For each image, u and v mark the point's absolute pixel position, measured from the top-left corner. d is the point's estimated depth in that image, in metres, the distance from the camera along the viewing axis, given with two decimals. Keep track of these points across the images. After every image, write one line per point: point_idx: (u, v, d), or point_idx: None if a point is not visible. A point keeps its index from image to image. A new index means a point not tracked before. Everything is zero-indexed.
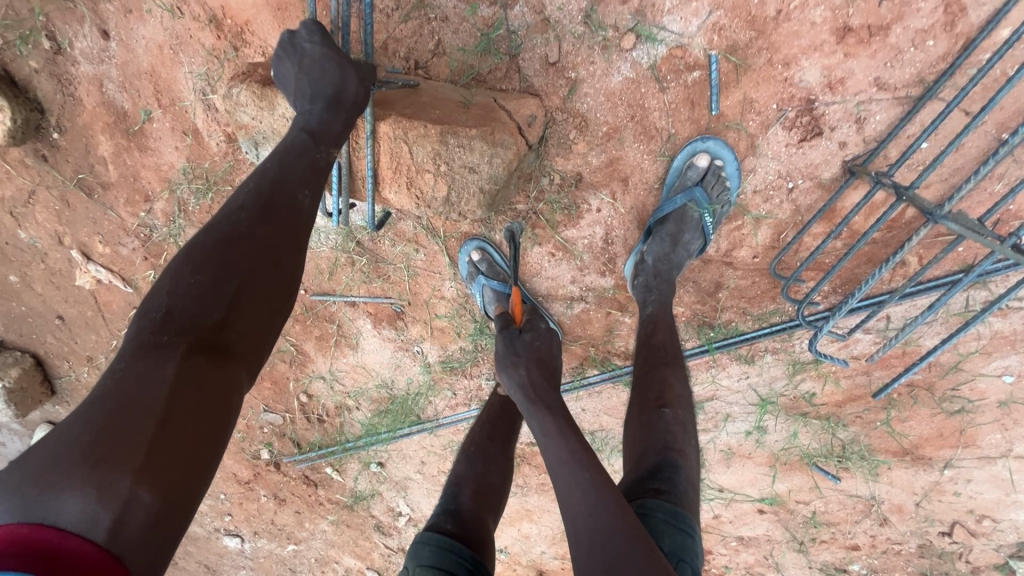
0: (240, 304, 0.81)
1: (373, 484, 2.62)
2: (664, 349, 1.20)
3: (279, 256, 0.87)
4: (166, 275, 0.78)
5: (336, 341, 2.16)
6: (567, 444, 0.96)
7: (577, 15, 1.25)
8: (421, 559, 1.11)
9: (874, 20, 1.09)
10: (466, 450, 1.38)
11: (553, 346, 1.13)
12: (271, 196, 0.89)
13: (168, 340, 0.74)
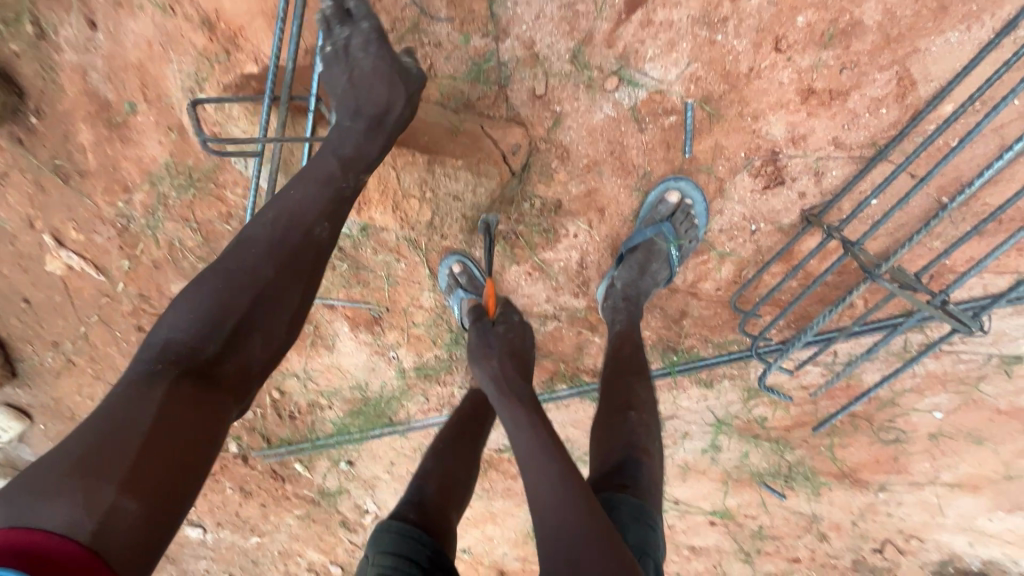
0: (238, 341, 0.88)
1: (341, 481, 2.66)
2: (633, 361, 1.29)
3: (284, 292, 0.93)
4: (170, 312, 0.87)
5: (311, 342, 2.18)
6: (532, 438, 0.96)
7: (565, 54, 1.31)
8: (382, 546, 1.17)
9: (835, 85, 1.18)
10: (435, 446, 1.43)
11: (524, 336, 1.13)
12: (283, 225, 0.95)
13: (165, 368, 0.81)
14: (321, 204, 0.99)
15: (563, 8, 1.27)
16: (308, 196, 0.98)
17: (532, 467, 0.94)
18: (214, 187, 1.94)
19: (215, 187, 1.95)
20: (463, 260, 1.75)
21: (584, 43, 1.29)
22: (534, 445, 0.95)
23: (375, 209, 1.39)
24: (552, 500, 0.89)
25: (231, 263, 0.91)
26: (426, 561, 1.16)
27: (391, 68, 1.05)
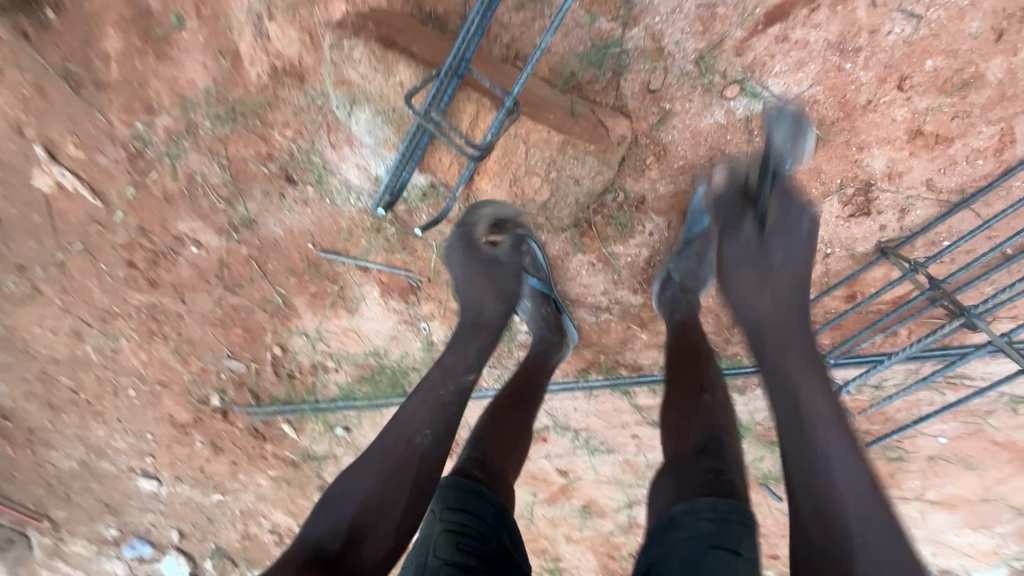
0: (356, 541, 0.97)
1: (331, 446, 2.58)
2: (698, 346, 1.30)
3: (388, 498, 1.02)
4: (311, 517, 1.01)
5: (332, 303, 2.12)
6: (793, 356, 0.97)
7: (691, 54, 1.30)
8: (447, 502, 1.09)
9: (943, 131, 1.25)
10: (491, 409, 1.39)
11: (795, 228, 1.10)
12: (393, 446, 1.07)
13: (291, 558, 0.92)
14: (420, 418, 1.11)
15: (702, 8, 1.26)
16: (409, 419, 1.10)
17: (793, 378, 0.95)
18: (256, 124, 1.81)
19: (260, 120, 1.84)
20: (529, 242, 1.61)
21: (712, 47, 1.29)
22: (796, 361, 0.96)
23: (486, 179, 1.33)
24: (808, 414, 0.90)
25: (358, 471, 1.05)
26: (491, 516, 1.09)
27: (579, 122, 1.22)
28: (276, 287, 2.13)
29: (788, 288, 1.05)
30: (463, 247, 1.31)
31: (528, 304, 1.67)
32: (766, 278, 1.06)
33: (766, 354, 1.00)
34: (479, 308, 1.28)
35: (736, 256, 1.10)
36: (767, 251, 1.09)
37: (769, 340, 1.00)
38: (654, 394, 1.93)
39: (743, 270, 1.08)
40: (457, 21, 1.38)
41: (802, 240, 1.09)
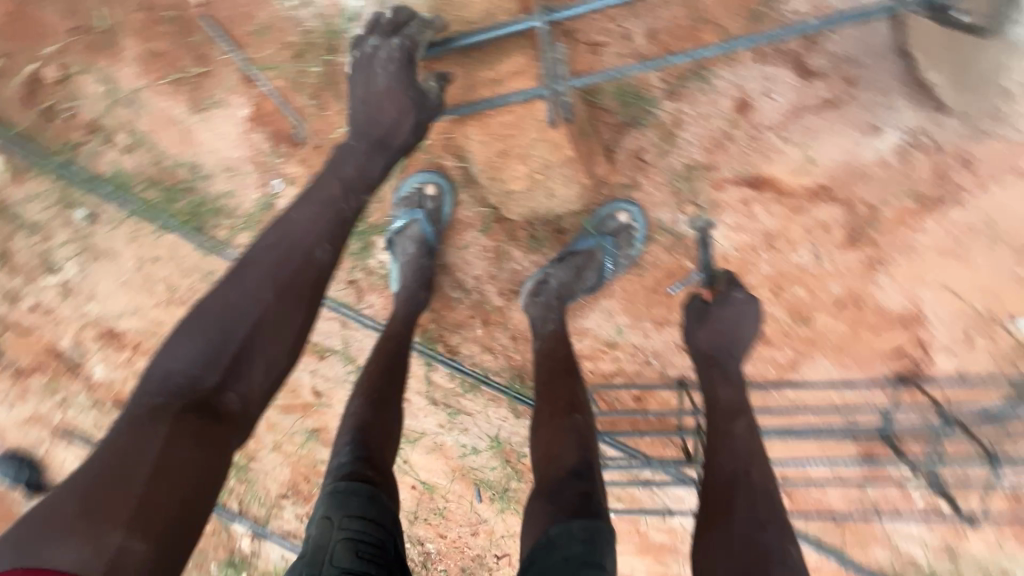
0: (239, 364, 0.94)
1: (47, 220, 1.95)
2: (566, 360, 1.39)
3: (285, 312, 1.01)
4: (174, 347, 0.93)
5: (175, 78, 1.62)
6: (739, 425, 1.17)
7: (685, 160, 1.40)
8: (348, 509, 1.03)
9: (770, 336, 1.59)
10: (370, 395, 1.28)
11: (742, 320, 1.33)
12: (285, 259, 1.04)
13: (166, 401, 0.87)
14: (313, 233, 1.08)
15: (720, 132, 1.36)
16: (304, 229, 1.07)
17: (725, 443, 1.15)
18: None
19: None
20: (441, 187, 1.57)
21: (703, 167, 1.40)
22: (745, 434, 1.16)
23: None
24: (746, 471, 1.09)
25: (231, 290, 0.99)
26: (390, 521, 1.06)
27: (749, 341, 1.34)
28: (108, 10, 1.59)
29: (732, 381, 1.27)
30: (397, 57, 1.21)
31: (410, 249, 1.58)
32: (736, 415, 1.20)
33: (719, 431, 1.18)
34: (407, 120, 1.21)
35: (713, 337, 1.33)
36: (738, 329, 1.33)
37: (719, 415, 1.21)
38: (450, 378, 1.99)
39: (696, 326, 1.36)
40: None
41: (746, 324, 1.34)
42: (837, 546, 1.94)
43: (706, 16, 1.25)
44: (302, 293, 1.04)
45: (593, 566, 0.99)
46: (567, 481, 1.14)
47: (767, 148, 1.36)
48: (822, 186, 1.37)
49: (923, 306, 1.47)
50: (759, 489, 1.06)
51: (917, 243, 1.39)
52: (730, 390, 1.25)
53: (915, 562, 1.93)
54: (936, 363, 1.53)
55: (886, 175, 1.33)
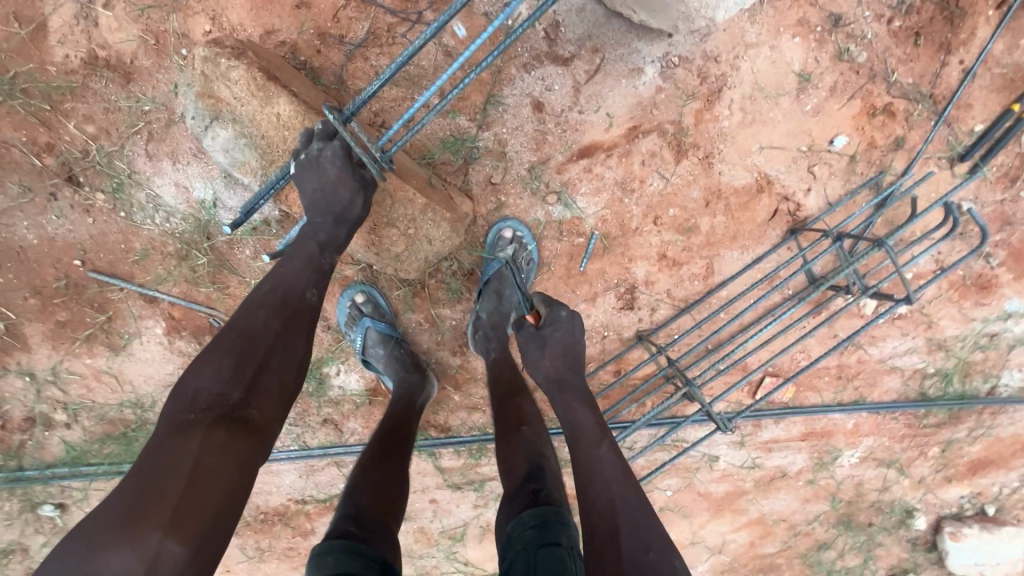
0: (259, 391, 1.02)
1: (20, 534, 1.91)
2: (511, 382, 1.53)
3: (293, 342, 1.09)
4: (198, 370, 0.99)
5: (87, 335, 1.73)
6: (602, 450, 1.20)
7: (525, 164, 1.65)
8: (325, 568, 1.07)
9: (677, 257, 1.80)
10: (362, 463, 1.36)
11: (571, 333, 1.35)
12: (290, 297, 1.12)
13: (196, 418, 0.94)
14: (306, 273, 1.16)
15: (537, 131, 1.63)
16: (296, 271, 1.15)
17: (597, 472, 1.17)
18: (69, 111, 1.53)
19: (71, 110, 1.53)
20: (368, 291, 1.73)
21: (541, 162, 1.66)
22: (609, 457, 1.19)
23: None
24: (618, 498, 1.14)
25: (242, 322, 1.06)
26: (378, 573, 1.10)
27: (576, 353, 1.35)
28: (0, 310, 1.68)
29: (585, 401, 1.29)
30: (341, 154, 1.20)
31: (382, 352, 1.69)
32: (601, 438, 1.22)
33: (589, 460, 1.19)
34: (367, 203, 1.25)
35: (556, 360, 1.33)
36: (573, 341, 1.36)
37: (583, 442, 1.22)
38: (458, 456, 2.03)
39: (538, 356, 1.34)
40: (331, 78, 1.52)
41: (579, 332, 1.36)
42: (858, 399, 2.10)
43: (472, 60, 1.54)
44: (304, 327, 1.12)
45: (548, 546, 1.11)
46: (521, 482, 1.28)
47: (576, 123, 1.63)
48: (632, 127, 1.65)
49: (764, 169, 1.74)
50: (636, 515, 1.11)
51: (725, 128, 1.68)
52: (586, 415, 1.26)
53: (916, 368, 2.08)
54: (806, 204, 1.78)
55: (668, 95, 1.63)
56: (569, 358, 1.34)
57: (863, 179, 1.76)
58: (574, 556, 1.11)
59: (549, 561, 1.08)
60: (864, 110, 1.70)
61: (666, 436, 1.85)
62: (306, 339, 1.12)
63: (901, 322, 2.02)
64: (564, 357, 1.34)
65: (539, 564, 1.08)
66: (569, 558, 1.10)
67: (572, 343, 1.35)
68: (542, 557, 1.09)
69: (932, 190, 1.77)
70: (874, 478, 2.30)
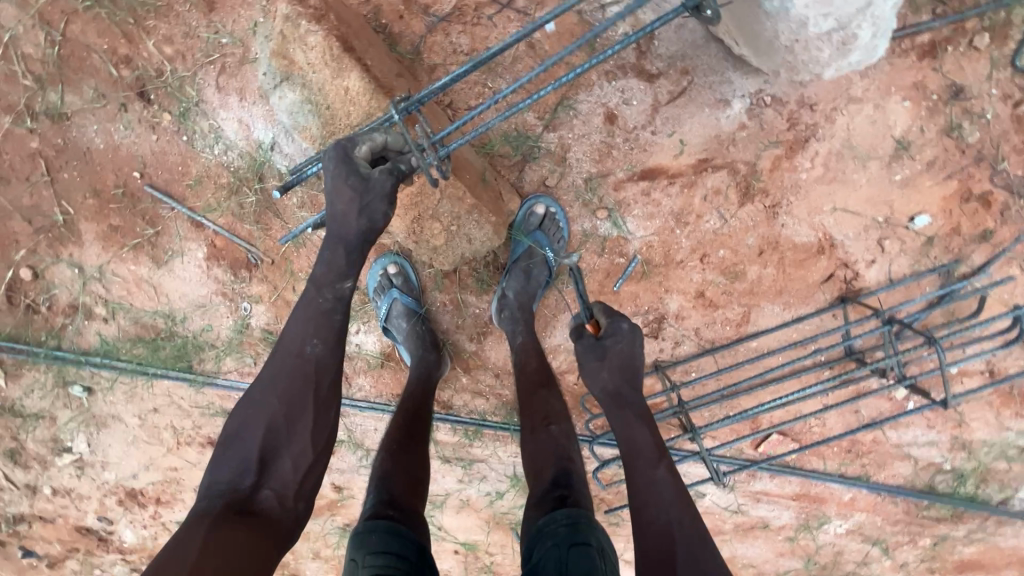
0: (267, 468, 1.04)
1: (51, 405, 2.08)
2: (541, 374, 1.50)
3: (296, 410, 1.06)
4: (214, 465, 1.05)
5: (135, 244, 1.81)
6: (661, 470, 1.14)
7: (583, 173, 1.60)
8: (370, 547, 1.13)
9: (715, 299, 1.73)
10: (387, 449, 1.39)
11: (632, 347, 1.28)
12: (284, 364, 1.08)
13: (210, 510, 0.98)
14: (306, 330, 1.09)
15: (603, 143, 1.57)
16: (294, 332, 1.09)
17: (654, 492, 1.12)
18: (152, 29, 1.56)
19: (153, 29, 1.56)
20: (401, 264, 1.74)
21: (600, 175, 1.60)
22: (667, 478, 1.14)
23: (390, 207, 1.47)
24: (677, 523, 1.08)
25: (244, 407, 1.08)
26: (414, 556, 1.16)
27: (637, 362, 1.28)
28: (61, 203, 1.76)
29: (643, 417, 1.22)
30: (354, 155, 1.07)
31: (404, 325, 1.72)
32: (657, 456, 1.16)
33: (645, 480, 1.14)
34: (368, 219, 1.07)
35: (613, 374, 1.25)
36: (631, 355, 1.27)
37: (640, 460, 1.16)
38: (453, 433, 2.09)
39: (596, 366, 1.26)
40: (408, 47, 1.48)
41: (638, 344, 1.29)
42: (862, 476, 2.04)
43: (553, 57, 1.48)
44: (307, 390, 1.07)
45: (580, 545, 1.11)
46: (548, 486, 1.27)
47: (645, 143, 1.57)
48: (702, 159, 1.57)
49: (830, 231, 1.64)
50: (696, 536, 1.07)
51: (800, 180, 1.58)
52: (643, 431, 1.20)
53: (932, 461, 2.00)
54: (865, 275, 1.68)
55: (748, 134, 1.54)
56: (628, 374, 1.26)
57: (934, 264, 1.64)
58: (603, 554, 1.12)
59: (581, 562, 1.09)
60: (958, 193, 1.57)
61: None
62: (310, 401, 1.07)
63: (930, 413, 1.93)
64: (624, 374, 1.26)
65: (570, 563, 1.09)
66: (599, 556, 1.11)
67: (631, 359, 1.27)
68: (574, 555, 1.10)
69: (1007, 292, 1.64)
70: (854, 552, 2.27)
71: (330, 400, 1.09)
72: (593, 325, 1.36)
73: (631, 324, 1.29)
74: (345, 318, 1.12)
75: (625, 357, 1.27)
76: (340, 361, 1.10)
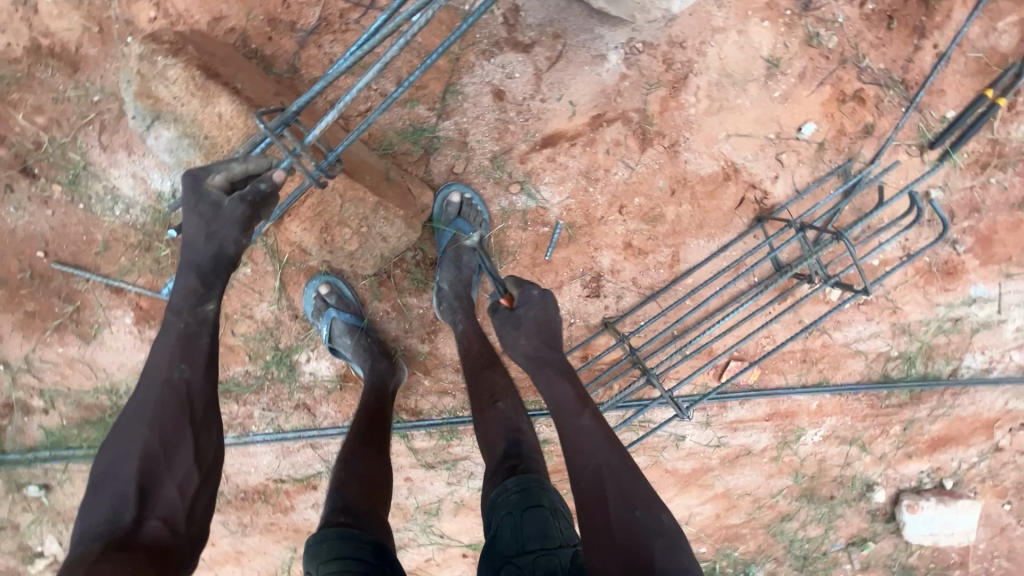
0: (148, 499, 1.03)
1: (10, 512, 1.98)
2: (484, 356, 1.53)
3: (173, 436, 1.07)
4: (88, 508, 1.03)
5: (56, 325, 1.74)
6: (584, 418, 1.18)
7: (488, 153, 1.64)
8: (322, 556, 1.16)
9: (643, 246, 1.78)
10: (343, 457, 1.41)
11: (546, 311, 1.28)
12: (152, 392, 1.09)
13: (88, 550, 0.96)
14: (170, 357, 1.11)
15: (499, 121, 1.62)
16: (157, 360, 1.11)
17: (579, 443, 1.16)
18: (18, 101, 1.51)
19: (19, 100, 1.51)
20: (333, 281, 1.74)
21: (504, 152, 1.64)
22: (591, 425, 1.18)
23: (297, 223, 1.49)
24: (605, 464, 1.13)
25: (115, 443, 1.08)
26: (371, 556, 1.18)
27: (555, 321, 1.29)
28: None
29: (566, 374, 1.25)
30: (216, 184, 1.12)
31: (349, 341, 1.72)
32: (580, 403, 1.21)
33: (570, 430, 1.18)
34: (218, 245, 1.13)
35: (532, 339, 1.27)
36: (547, 317, 1.28)
37: (564, 413, 1.20)
38: (429, 437, 2.09)
39: (515, 336, 1.27)
40: (284, 66, 1.49)
41: (552, 307, 1.29)
42: (822, 381, 2.13)
43: (429, 47, 1.51)
44: (185, 415, 1.09)
45: (533, 508, 1.14)
46: (499, 461, 1.29)
47: (538, 112, 1.62)
48: (595, 116, 1.63)
49: (731, 158, 1.71)
50: (627, 475, 1.12)
51: (691, 116, 1.66)
52: (567, 385, 1.23)
53: (879, 351, 2.11)
54: (773, 191, 1.76)
55: (632, 82, 1.61)
56: (547, 333, 1.28)
57: (831, 167, 1.73)
58: (557, 513, 1.15)
59: (534, 523, 1.12)
60: (834, 97, 1.67)
61: (630, 419, 1.90)
62: (187, 426, 1.09)
63: (867, 307, 2.04)
64: (547, 339, 1.27)
65: (525, 526, 1.12)
66: (552, 515, 1.14)
67: (548, 320, 1.28)
68: (527, 518, 1.13)
69: (901, 178, 1.75)
70: (836, 455, 2.37)
71: (208, 421, 1.12)
72: (507, 298, 1.29)
73: (540, 289, 1.28)
74: (211, 339, 1.15)
75: (543, 319, 1.28)
76: (212, 381, 1.13)
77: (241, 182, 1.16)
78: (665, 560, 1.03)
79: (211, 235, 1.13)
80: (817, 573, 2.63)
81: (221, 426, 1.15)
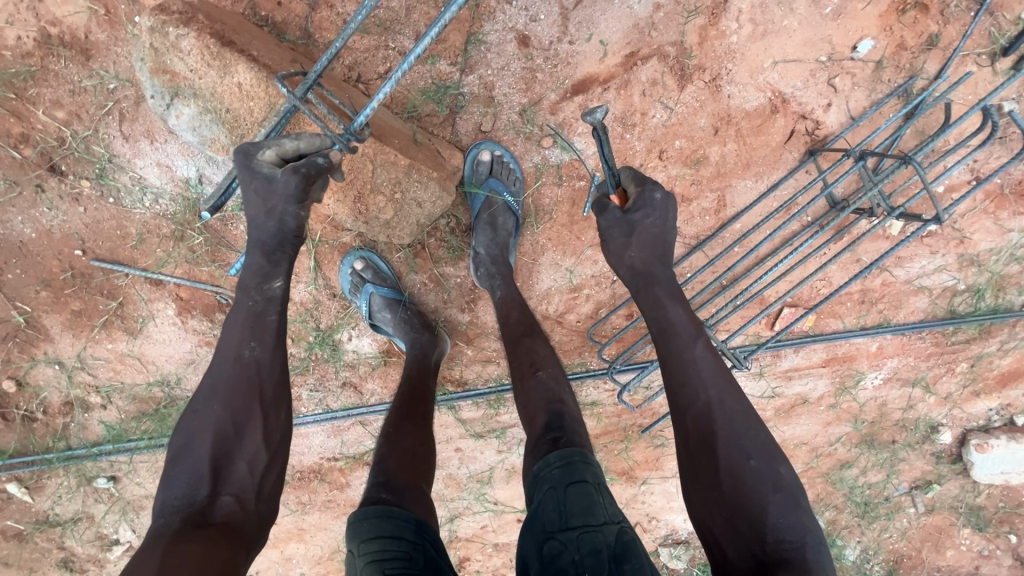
0: (223, 476, 1.00)
1: (83, 505, 2.06)
2: (523, 323, 1.48)
3: (245, 413, 1.05)
4: (164, 484, 1.00)
5: (103, 322, 1.75)
6: (699, 348, 1.03)
7: (516, 107, 1.56)
8: (363, 535, 1.12)
9: (686, 193, 1.68)
10: (384, 431, 1.39)
11: (665, 221, 1.10)
12: (224, 370, 1.07)
13: (168, 526, 0.94)
14: (241, 334, 1.09)
15: (525, 71, 1.53)
16: (228, 337, 1.08)
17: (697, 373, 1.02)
18: (35, 96, 1.48)
19: (37, 96, 1.48)
20: (367, 256, 1.71)
21: (532, 104, 1.56)
22: (706, 355, 1.03)
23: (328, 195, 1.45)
24: (716, 402, 1.01)
25: (188, 420, 1.05)
26: (412, 533, 1.13)
27: (670, 238, 1.11)
28: (17, 304, 1.70)
29: (675, 294, 1.09)
30: (273, 160, 1.10)
31: (389, 315, 1.69)
32: (693, 336, 1.05)
33: (677, 351, 1.04)
34: (278, 220, 1.10)
35: (643, 253, 1.10)
36: (664, 230, 1.11)
37: (676, 340, 1.04)
38: (477, 408, 2.07)
39: (623, 244, 1.10)
40: (298, 32, 1.42)
41: (670, 219, 1.11)
42: (882, 322, 2.02)
43: None
44: (253, 393, 1.07)
45: (576, 484, 1.09)
46: (541, 433, 1.24)
47: (566, 55, 1.52)
48: (628, 54, 1.52)
49: (778, 88, 1.58)
50: (740, 415, 1.00)
51: (732, 44, 1.53)
52: (675, 323, 1.05)
53: (945, 286, 1.98)
54: (825, 121, 1.62)
55: (666, 13, 1.49)
56: (662, 241, 1.11)
57: (890, 87, 1.58)
58: (601, 489, 1.10)
59: (578, 500, 1.07)
60: (893, 7, 1.51)
61: None
62: (258, 403, 1.06)
63: (930, 239, 1.90)
64: (660, 247, 1.11)
65: (568, 502, 1.07)
66: (597, 491, 1.09)
67: (665, 233, 1.10)
68: (571, 494, 1.08)
69: (971, 91, 1.59)
70: (897, 399, 2.28)
71: (277, 400, 1.09)
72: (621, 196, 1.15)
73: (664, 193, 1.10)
74: (278, 317, 1.12)
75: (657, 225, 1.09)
76: (280, 361, 1.11)
77: (294, 158, 1.13)
78: (778, 512, 0.94)
79: (270, 211, 1.10)
80: (879, 519, 2.56)
81: (289, 406, 1.12)
